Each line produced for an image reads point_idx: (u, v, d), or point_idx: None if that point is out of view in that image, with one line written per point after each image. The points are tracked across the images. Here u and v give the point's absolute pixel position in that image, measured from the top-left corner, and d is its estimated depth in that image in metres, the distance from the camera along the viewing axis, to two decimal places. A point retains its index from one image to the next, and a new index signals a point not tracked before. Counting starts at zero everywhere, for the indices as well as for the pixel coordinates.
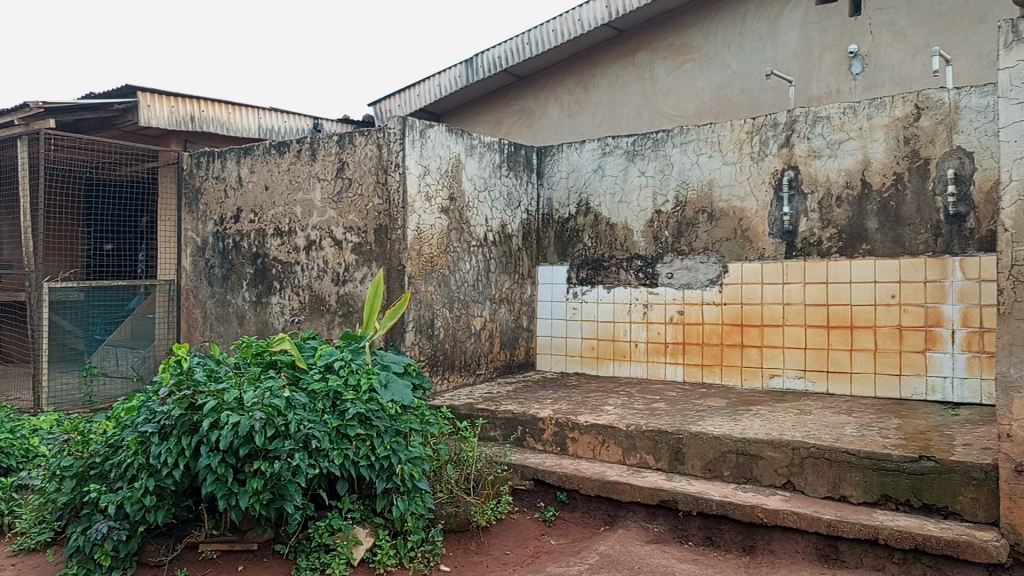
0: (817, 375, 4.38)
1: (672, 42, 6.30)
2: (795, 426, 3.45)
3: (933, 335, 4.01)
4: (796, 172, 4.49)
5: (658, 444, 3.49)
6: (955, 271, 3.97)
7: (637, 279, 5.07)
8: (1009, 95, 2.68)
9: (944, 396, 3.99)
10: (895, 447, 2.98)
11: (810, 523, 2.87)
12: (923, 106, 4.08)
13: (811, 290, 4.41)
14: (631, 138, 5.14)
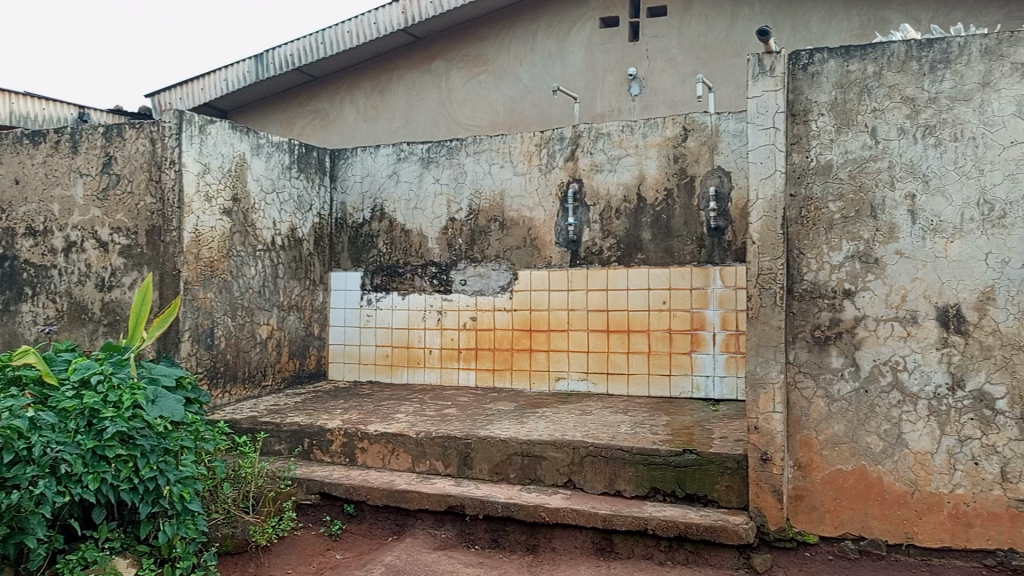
0: (599, 377, 4.63)
1: (467, 53, 6.41)
2: (576, 427, 3.61)
3: (698, 338, 4.39)
4: (580, 185, 4.72)
5: (447, 450, 3.50)
6: (716, 279, 4.36)
7: (431, 286, 5.08)
8: (755, 121, 2.98)
9: (707, 393, 4.37)
10: (663, 443, 3.22)
11: (588, 519, 3.01)
12: (690, 128, 4.46)
13: (593, 297, 4.65)
14: (426, 145, 5.15)
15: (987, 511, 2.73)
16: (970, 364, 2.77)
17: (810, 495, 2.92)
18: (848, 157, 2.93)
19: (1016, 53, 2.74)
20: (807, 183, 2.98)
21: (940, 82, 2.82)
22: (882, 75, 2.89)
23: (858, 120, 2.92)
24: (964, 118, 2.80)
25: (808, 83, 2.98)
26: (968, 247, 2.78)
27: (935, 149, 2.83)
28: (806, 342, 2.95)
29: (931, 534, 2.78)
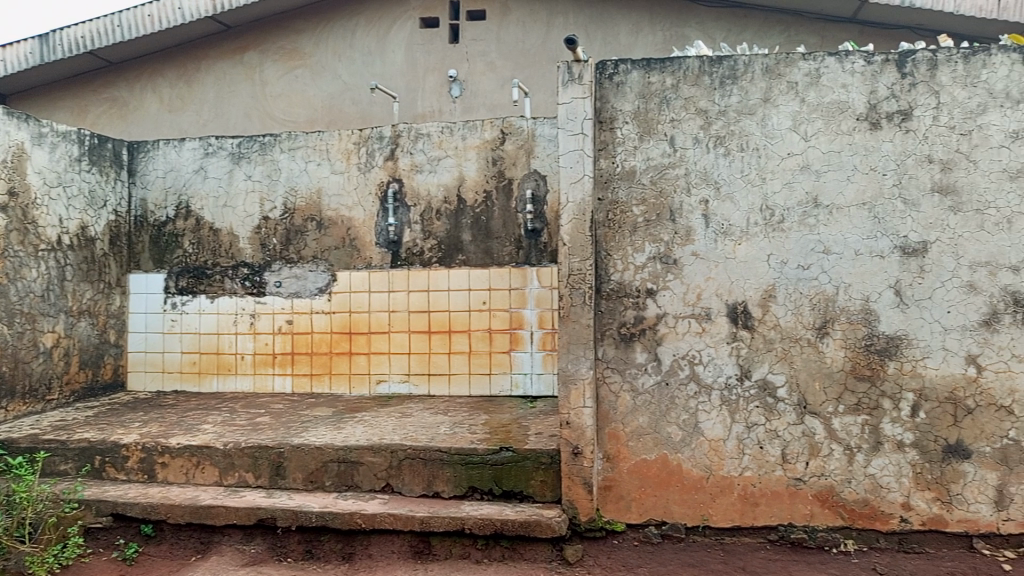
0: (420, 378, 4.60)
1: (283, 46, 6.17)
2: (395, 430, 3.57)
3: (516, 337, 4.48)
4: (400, 185, 4.67)
5: (258, 460, 3.34)
6: (533, 279, 4.47)
7: (243, 288, 4.83)
8: (566, 127, 3.06)
9: (525, 390, 4.48)
10: (480, 442, 3.25)
11: (405, 523, 2.98)
12: (507, 131, 4.54)
13: (413, 298, 4.61)
14: (236, 139, 4.89)
15: (770, 490, 2.99)
16: (755, 356, 3.02)
17: (618, 485, 3.06)
18: (650, 163, 3.10)
19: (792, 73, 3.02)
20: (613, 187, 3.12)
21: (728, 96, 3.06)
22: (679, 87, 3.09)
23: (658, 129, 3.10)
24: (749, 130, 3.05)
25: (614, 92, 3.12)
26: (753, 249, 3.04)
27: (724, 159, 3.06)
28: (613, 339, 3.10)
29: (723, 515, 3.01)
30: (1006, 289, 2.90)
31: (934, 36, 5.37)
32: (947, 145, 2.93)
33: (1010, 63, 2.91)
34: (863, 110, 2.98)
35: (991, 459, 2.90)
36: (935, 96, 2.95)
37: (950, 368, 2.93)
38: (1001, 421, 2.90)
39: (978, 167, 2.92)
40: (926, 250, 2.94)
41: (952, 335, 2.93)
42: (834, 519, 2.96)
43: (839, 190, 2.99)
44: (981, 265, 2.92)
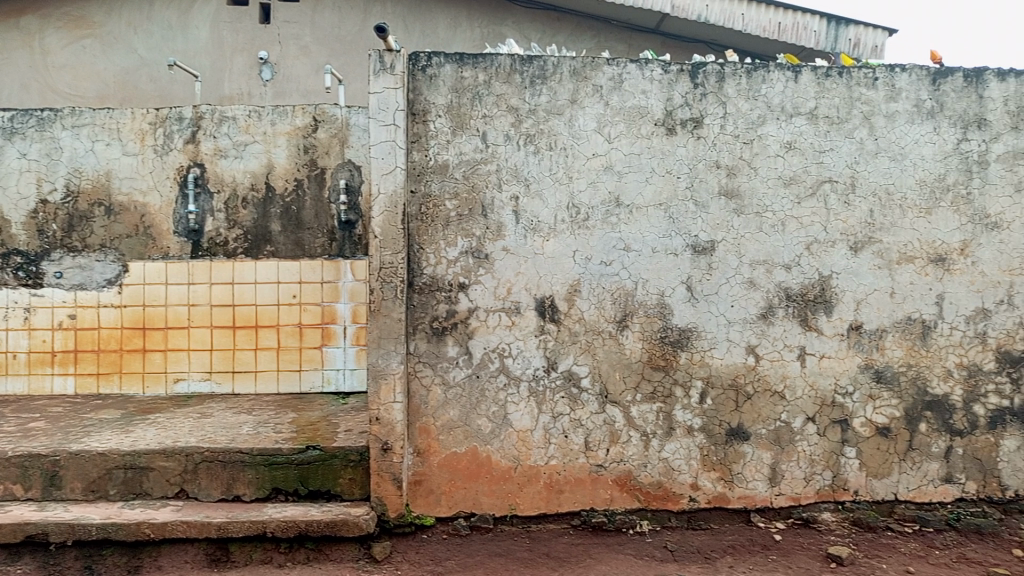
0: (223, 376, 4.35)
1: (67, 12, 5.57)
2: (191, 431, 3.34)
3: (328, 331, 4.38)
4: (202, 170, 4.37)
5: (28, 471, 3.00)
6: (346, 273, 4.38)
7: (15, 279, 4.32)
8: (376, 117, 3.00)
9: (337, 386, 4.40)
10: (285, 442, 3.13)
11: (200, 530, 2.80)
12: (320, 119, 4.37)
13: (216, 291, 4.33)
14: (7, 112, 4.35)
15: (574, 477, 3.11)
16: (561, 348, 3.13)
17: (428, 479, 3.06)
18: (462, 158, 3.11)
19: (597, 77, 3.14)
20: (426, 180, 3.10)
21: (538, 95, 3.13)
22: (491, 84, 3.12)
23: (470, 124, 3.11)
24: (556, 130, 3.14)
25: (427, 85, 3.10)
26: (560, 245, 3.14)
27: (534, 156, 3.13)
28: (424, 333, 3.08)
29: (530, 503, 3.10)
30: (780, 286, 3.20)
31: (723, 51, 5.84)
32: (732, 152, 3.19)
33: (785, 80, 3.19)
34: (660, 116, 3.16)
35: (766, 440, 3.20)
36: (723, 107, 3.18)
37: (733, 357, 3.19)
38: (775, 405, 3.20)
39: (758, 173, 3.19)
40: (714, 249, 3.18)
41: (735, 327, 3.19)
42: (631, 502, 3.13)
43: (638, 190, 3.16)
44: (760, 263, 3.20)
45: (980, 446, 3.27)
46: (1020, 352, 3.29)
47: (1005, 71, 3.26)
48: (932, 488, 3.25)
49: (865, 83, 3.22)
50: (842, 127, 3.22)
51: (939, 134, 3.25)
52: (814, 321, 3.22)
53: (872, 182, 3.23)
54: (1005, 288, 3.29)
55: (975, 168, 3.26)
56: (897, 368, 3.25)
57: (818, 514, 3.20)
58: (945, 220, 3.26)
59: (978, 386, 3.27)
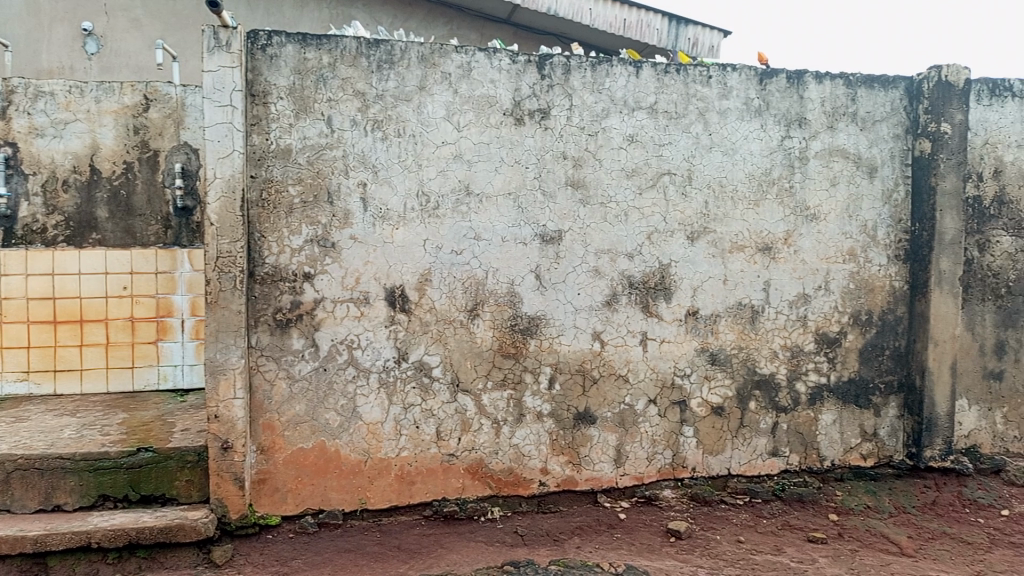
0: (43, 376, 3.99)
1: None
2: (3, 437, 3.03)
3: (164, 326, 4.13)
4: (15, 150, 3.93)
5: None
6: (183, 263, 4.13)
7: None
8: (211, 97, 2.83)
9: (175, 383, 4.17)
10: (113, 444, 2.91)
11: (13, 546, 2.56)
12: (151, 97, 4.04)
13: (34, 283, 3.95)
14: None
15: (426, 468, 3.10)
16: (411, 338, 3.09)
17: (272, 477, 2.96)
18: (306, 143, 3.00)
19: (446, 64, 3.11)
20: (267, 165, 2.96)
21: (385, 80, 3.06)
22: (336, 67, 3.01)
23: (314, 108, 3.00)
24: (405, 117, 3.08)
25: (267, 65, 2.95)
26: (409, 234, 3.09)
27: (382, 143, 3.06)
28: (267, 325, 2.96)
29: (380, 497, 3.06)
30: (624, 274, 3.32)
31: (569, 43, 5.89)
32: (578, 144, 3.26)
33: (626, 75, 3.30)
34: (508, 106, 3.18)
35: (611, 423, 3.32)
36: (569, 99, 3.25)
37: (580, 344, 3.28)
38: (619, 389, 3.32)
39: (602, 165, 3.29)
40: (562, 238, 3.25)
41: (582, 314, 3.28)
42: (483, 489, 3.16)
43: (487, 179, 3.17)
44: (605, 252, 3.30)
45: (802, 420, 3.56)
46: (835, 333, 3.60)
47: (822, 74, 3.53)
48: (760, 461, 3.50)
49: (700, 80, 3.38)
50: (680, 121, 3.37)
51: (765, 131, 3.47)
52: (655, 307, 3.37)
53: (707, 175, 3.41)
54: (823, 275, 3.57)
55: (796, 163, 3.52)
56: (730, 350, 3.46)
57: (659, 491, 3.37)
58: (771, 212, 3.50)
59: (800, 365, 3.55)
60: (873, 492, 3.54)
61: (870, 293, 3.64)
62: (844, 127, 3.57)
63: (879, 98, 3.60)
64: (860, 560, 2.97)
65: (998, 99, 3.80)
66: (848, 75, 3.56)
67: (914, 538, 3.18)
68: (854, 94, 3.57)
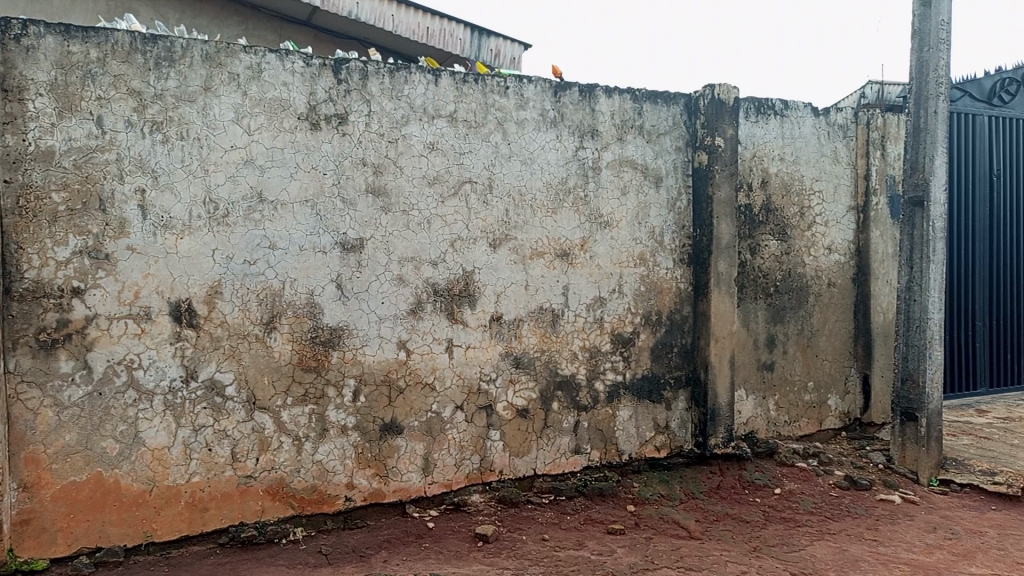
0: None
1: None
2: None
3: None
4: None
5: None
6: None
7: None
8: None
9: None
10: None
11: None
12: None
13: None
14: None
15: (220, 493, 2.92)
16: (201, 356, 2.90)
17: (38, 517, 2.65)
18: (72, 145, 2.72)
19: (233, 64, 2.95)
20: (24, 169, 2.66)
21: (165, 79, 2.84)
22: (106, 62, 2.76)
23: (81, 106, 2.73)
24: (189, 118, 2.88)
25: (21, 57, 2.64)
26: (196, 243, 2.89)
27: (162, 146, 2.85)
28: (28, 348, 2.64)
29: (169, 528, 2.83)
30: (428, 281, 3.31)
31: (365, 48, 5.79)
32: (378, 151, 3.21)
33: (425, 83, 3.30)
34: (303, 110, 3.07)
35: (418, 432, 3.30)
36: (367, 105, 3.19)
37: (385, 353, 3.23)
38: (426, 397, 3.31)
39: (403, 173, 3.26)
40: (363, 247, 3.18)
41: (386, 323, 3.23)
42: (284, 510, 3.03)
43: (282, 186, 3.04)
44: (408, 260, 3.27)
45: (601, 418, 3.74)
46: (628, 333, 3.81)
47: (611, 89, 3.73)
48: (564, 459, 3.64)
49: (497, 90, 3.46)
50: (479, 130, 3.42)
51: (561, 141, 3.61)
52: (460, 314, 3.39)
53: (507, 183, 3.48)
54: (617, 279, 3.77)
55: (590, 172, 3.69)
56: (533, 353, 3.55)
57: (467, 496, 3.40)
58: (568, 220, 3.64)
59: (598, 365, 3.72)
60: (666, 481, 3.78)
61: (659, 294, 3.89)
62: (632, 139, 3.80)
63: (663, 112, 3.88)
64: (654, 546, 3.15)
65: (763, 116, 4.22)
66: (635, 90, 3.79)
67: (701, 522, 3.43)
68: (640, 109, 3.81)
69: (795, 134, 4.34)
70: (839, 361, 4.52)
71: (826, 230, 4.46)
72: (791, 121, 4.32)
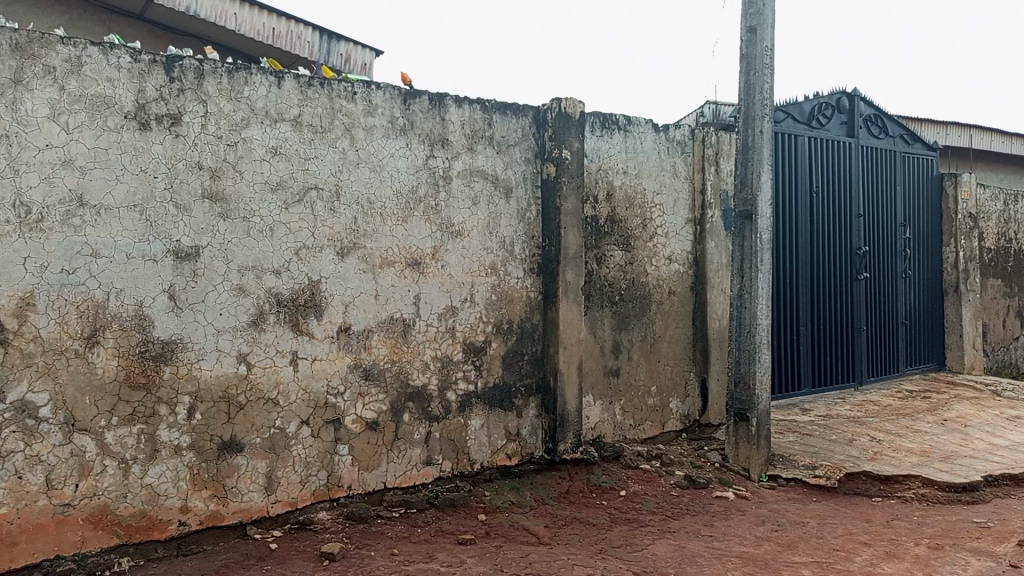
0: None
1: None
2: None
3: None
4: None
5: None
6: None
7: None
8: None
9: None
10: None
11: None
12: None
13: None
14: None
15: (32, 524, 2.66)
16: (10, 374, 2.63)
17: None
18: None
19: (48, 56, 2.71)
20: None
21: None
22: None
23: None
24: None
25: None
26: (4, 250, 2.63)
27: None
28: None
29: None
30: (270, 291, 3.18)
31: (201, 46, 5.48)
32: (215, 154, 3.05)
33: (268, 85, 3.17)
34: (130, 109, 2.87)
35: (260, 449, 3.15)
36: (203, 105, 3.02)
37: (223, 367, 3.06)
38: (268, 413, 3.17)
39: (243, 177, 3.12)
40: (198, 255, 3.01)
41: (225, 336, 3.07)
42: (108, 539, 2.80)
43: (106, 189, 2.82)
44: (249, 269, 3.13)
45: (453, 428, 3.72)
46: (480, 343, 3.82)
47: (461, 99, 3.74)
48: (415, 472, 3.59)
49: (345, 96, 3.38)
50: (326, 136, 3.33)
51: (411, 149, 3.58)
52: (305, 325, 3.27)
53: (354, 191, 3.41)
54: (468, 288, 3.78)
55: (440, 182, 3.68)
56: (383, 365, 3.49)
57: (314, 514, 3.28)
58: (419, 229, 3.61)
59: (450, 375, 3.71)
60: (517, 488, 3.82)
61: (510, 303, 3.93)
62: (482, 149, 3.82)
63: (512, 124, 3.93)
64: (504, 554, 3.17)
65: (608, 131, 4.38)
66: (484, 101, 3.82)
67: (550, 527, 3.49)
68: (490, 119, 3.85)
69: (638, 149, 4.53)
70: (680, 366, 4.75)
71: (666, 241, 4.69)
72: (633, 136, 4.51)
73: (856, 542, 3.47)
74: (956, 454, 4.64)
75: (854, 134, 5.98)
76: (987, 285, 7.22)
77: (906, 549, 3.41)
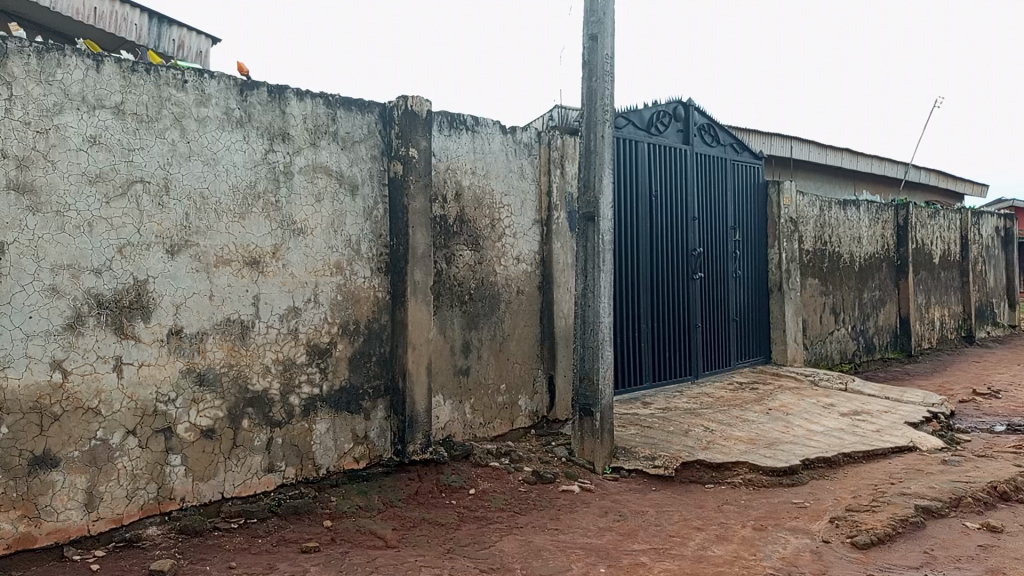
0: None
1: None
2: None
3: None
4: None
5: None
6: None
7: None
8: None
9: None
10: None
11: None
12: None
13: None
14: None
15: None
16: None
17: None
18: None
19: None
20: None
21: None
22: None
23: None
24: None
25: None
26: None
27: None
28: None
29: None
30: (89, 292, 2.94)
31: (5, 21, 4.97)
32: (22, 142, 2.78)
33: (84, 68, 2.93)
34: None
35: (79, 463, 2.91)
36: (8, 87, 2.75)
37: (34, 375, 2.80)
38: (88, 424, 2.93)
39: (56, 168, 2.86)
40: (3, 253, 2.74)
41: (36, 340, 2.81)
42: None
43: None
44: (64, 268, 2.88)
45: (296, 433, 3.59)
46: (325, 344, 3.72)
47: (302, 92, 3.62)
48: (255, 480, 3.44)
49: (173, 84, 3.18)
50: (152, 126, 3.12)
51: (248, 143, 3.42)
52: (130, 329, 3.05)
53: (186, 185, 3.21)
54: (312, 288, 3.67)
55: (281, 178, 3.54)
56: (218, 369, 3.31)
57: (142, 530, 3.07)
58: (257, 226, 3.46)
59: (292, 379, 3.58)
60: (365, 492, 3.73)
61: (356, 304, 3.85)
62: (325, 145, 3.72)
63: (357, 120, 3.85)
64: (349, 560, 3.09)
65: (455, 131, 4.39)
66: (327, 96, 3.72)
67: (398, 530, 3.44)
68: (333, 115, 3.76)
69: (485, 149, 4.57)
70: (528, 363, 4.83)
71: (514, 241, 4.76)
72: (481, 137, 4.54)
73: (690, 528, 3.67)
74: (779, 441, 5.01)
75: (689, 141, 6.33)
76: (806, 283, 7.87)
77: (734, 531, 3.65)
